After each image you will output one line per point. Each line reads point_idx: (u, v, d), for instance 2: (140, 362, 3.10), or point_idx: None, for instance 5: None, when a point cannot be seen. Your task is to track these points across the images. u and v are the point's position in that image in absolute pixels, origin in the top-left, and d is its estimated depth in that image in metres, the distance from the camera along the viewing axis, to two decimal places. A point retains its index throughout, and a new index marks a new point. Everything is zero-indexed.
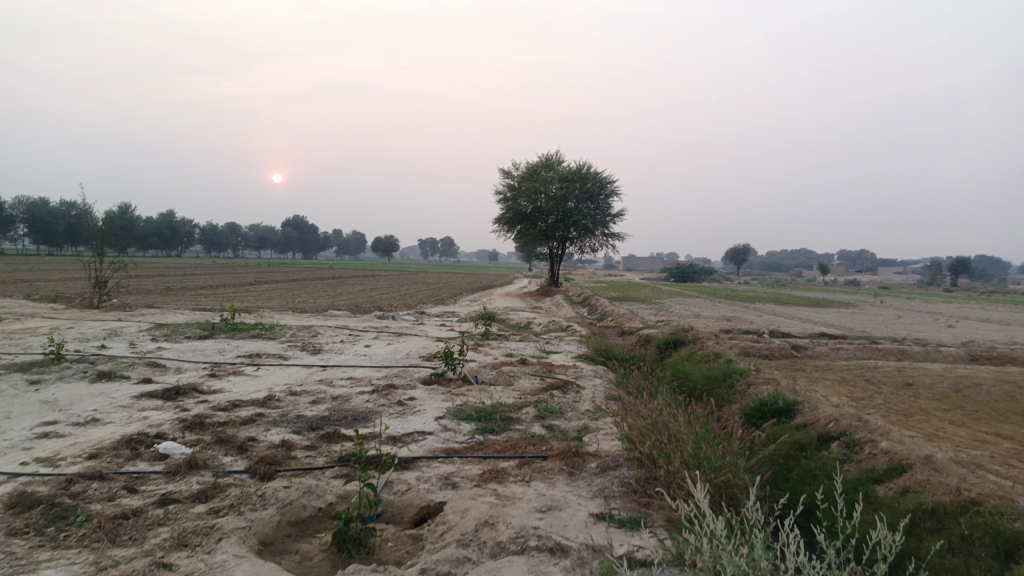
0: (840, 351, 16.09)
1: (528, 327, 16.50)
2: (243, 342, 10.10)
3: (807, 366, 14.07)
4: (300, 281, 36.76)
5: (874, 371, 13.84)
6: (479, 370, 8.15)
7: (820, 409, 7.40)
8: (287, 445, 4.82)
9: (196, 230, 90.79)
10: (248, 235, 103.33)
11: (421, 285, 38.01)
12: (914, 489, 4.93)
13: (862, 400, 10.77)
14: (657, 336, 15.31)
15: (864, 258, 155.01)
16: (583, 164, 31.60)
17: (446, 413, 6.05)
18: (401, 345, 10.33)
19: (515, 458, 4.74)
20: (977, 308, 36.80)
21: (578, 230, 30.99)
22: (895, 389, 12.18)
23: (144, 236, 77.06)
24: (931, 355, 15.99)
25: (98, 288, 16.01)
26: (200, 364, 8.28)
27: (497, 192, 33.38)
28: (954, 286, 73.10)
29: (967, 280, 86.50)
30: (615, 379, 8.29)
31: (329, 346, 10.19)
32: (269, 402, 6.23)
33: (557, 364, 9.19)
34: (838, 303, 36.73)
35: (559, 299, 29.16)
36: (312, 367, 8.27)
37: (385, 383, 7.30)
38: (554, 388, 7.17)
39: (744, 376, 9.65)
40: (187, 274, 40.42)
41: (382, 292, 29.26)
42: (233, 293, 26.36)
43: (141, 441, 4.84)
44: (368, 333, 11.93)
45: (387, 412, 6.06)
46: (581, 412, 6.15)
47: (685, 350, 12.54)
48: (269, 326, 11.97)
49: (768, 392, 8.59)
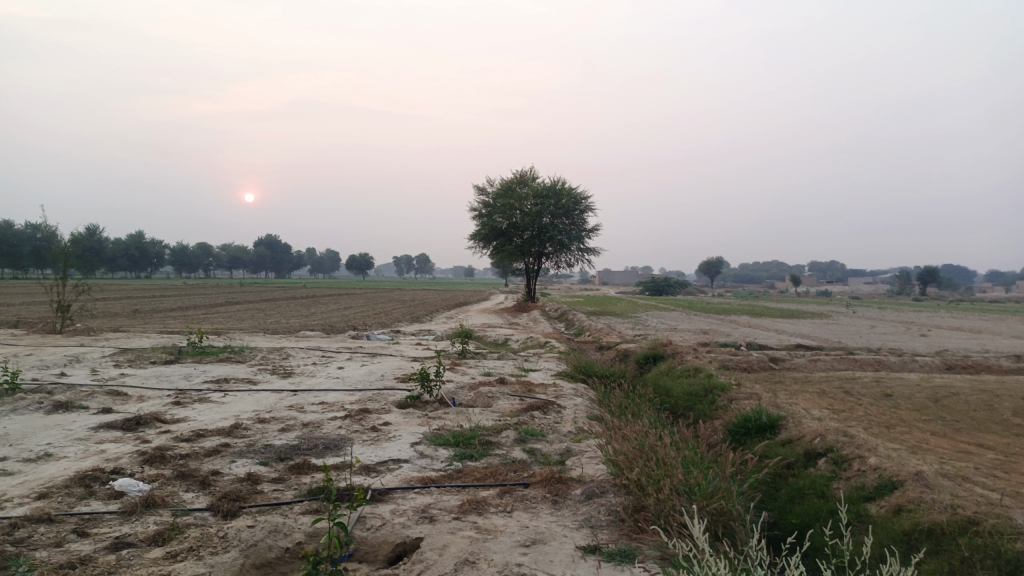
0: (817, 363, 16.10)
1: (505, 345, 16.28)
2: (211, 367, 9.75)
3: (786, 379, 14.01)
4: (272, 301, 36.18)
5: (852, 383, 13.83)
6: (456, 391, 7.91)
7: (805, 424, 7.27)
8: (253, 478, 4.55)
9: (166, 250, 89.37)
10: (220, 255, 102.03)
11: (397, 303, 37.63)
12: (908, 507, 4.80)
13: (843, 413, 10.70)
14: (636, 351, 15.17)
15: (835, 269, 157.38)
16: (557, 180, 31.60)
17: (423, 439, 5.81)
18: (375, 367, 10.05)
19: (496, 487, 4.51)
20: (946, 316, 37.34)
21: (553, 246, 30.92)
22: (874, 401, 12.15)
23: (113, 258, 75.59)
24: (907, 365, 16.06)
25: (61, 312, 15.50)
26: (165, 391, 7.94)
27: (472, 209, 33.22)
28: (923, 295, 74.29)
29: (935, 289, 88.06)
30: (596, 397, 8.10)
31: (301, 369, 9.87)
32: (235, 432, 5.94)
33: (536, 383, 8.98)
34: (812, 314, 37.06)
35: (536, 315, 28.99)
36: (282, 392, 7.97)
37: (358, 408, 7.04)
38: (533, 409, 6.95)
39: (726, 391, 9.51)
40: (157, 296, 39.58)
41: (356, 311, 28.84)
42: (203, 315, 25.81)
43: (96, 477, 4.53)
44: (341, 355, 11.62)
45: (360, 438, 5.80)
46: (562, 434, 5.94)
47: (665, 365, 12.41)
48: (238, 349, 11.60)
49: (751, 407, 8.46)
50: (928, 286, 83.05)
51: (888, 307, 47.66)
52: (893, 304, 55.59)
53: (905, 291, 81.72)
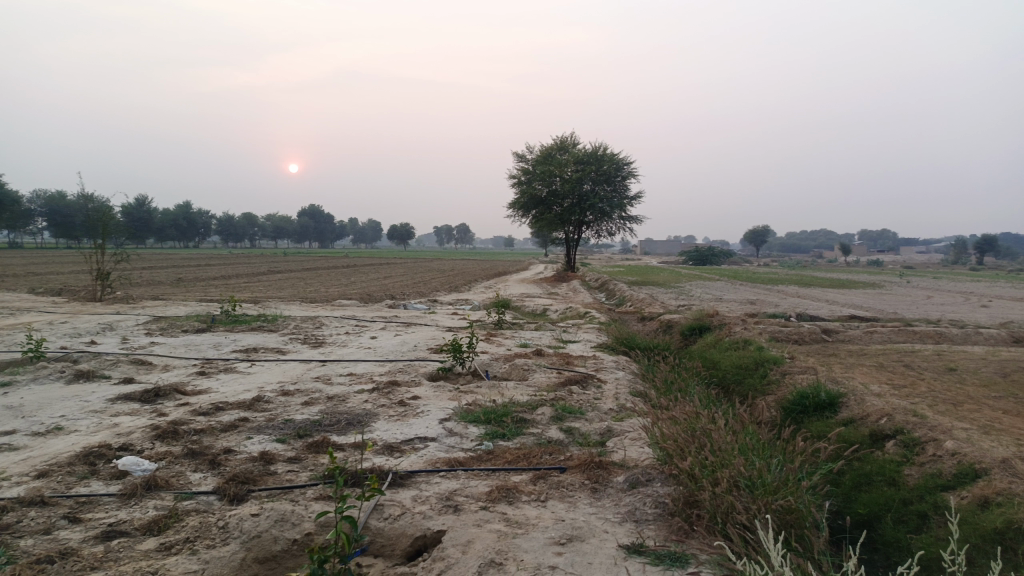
0: (873, 335, 15.28)
1: (544, 315, 15.84)
2: (242, 336, 9.52)
3: (840, 352, 13.28)
4: (313, 271, 36.30)
5: (912, 356, 13.04)
6: (490, 364, 7.49)
7: (868, 402, 6.67)
8: (267, 458, 4.22)
9: (213, 221, 90.89)
10: (265, 226, 103.51)
11: (437, 272, 37.43)
12: (996, 500, 4.23)
13: (905, 389, 10.00)
14: (680, 321, 14.58)
15: (886, 238, 152.60)
16: (598, 146, 30.75)
17: (452, 414, 5.41)
18: (408, 337, 9.68)
19: (529, 472, 4.08)
20: (1009, 287, 35.51)
21: (594, 214, 30.22)
22: (937, 376, 11.40)
23: (161, 228, 77.08)
24: (970, 337, 15.13)
25: (100, 280, 15.53)
26: (191, 361, 7.69)
27: (512, 176, 32.62)
28: (980, 264, 71.53)
29: (993, 259, 84.64)
30: (639, 371, 7.62)
31: (332, 338, 9.57)
32: (256, 405, 5.63)
33: (575, 355, 8.52)
34: (863, 284, 35.64)
35: (576, 285, 28.46)
36: (311, 362, 7.66)
37: (387, 380, 6.68)
38: (571, 383, 6.50)
39: (779, 365, 8.92)
40: (202, 265, 40.12)
41: (395, 280, 28.69)
42: (245, 283, 25.95)
43: (101, 454, 4.23)
44: (375, 324, 11.31)
45: (386, 413, 5.42)
46: (603, 411, 5.47)
47: (712, 337, 11.83)
48: (271, 318, 11.37)
49: (807, 383, 7.87)
50: (986, 255, 79.71)
51: (945, 277, 45.72)
52: (952, 274, 53.26)
53: (961, 261, 78.52)
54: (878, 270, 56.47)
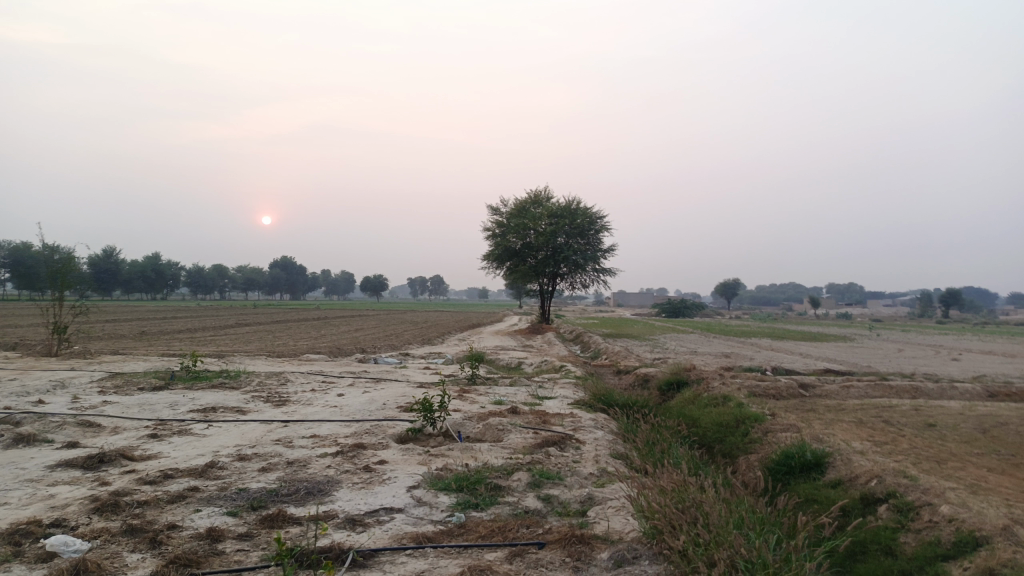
0: (850, 389, 15.17)
1: (518, 369, 15.50)
2: (202, 394, 9.04)
3: (818, 407, 13.10)
4: (282, 323, 35.63)
5: (890, 411, 12.89)
6: (463, 424, 7.14)
7: (857, 463, 6.42)
8: (214, 536, 3.82)
9: (182, 273, 89.59)
10: (236, 277, 102.34)
11: (410, 325, 36.98)
12: (1003, 572, 3.96)
13: (888, 446, 9.79)
14: (657, 376, 14.33)
15: (853, 292, 155.45)
16: (572, 200, 30.96)
17: (421, 482, 5.04)
18: (378, 394, 9.28)
19: (504, 548, 3.73)
20: (976, 339, 35.98)
21: (568, 267, 30.21)
22: (918, 431, 11.23)
23: (128, 279, 75.67)
24: (946, 391, 15.07)
25: (57, 334, 14.89)
26: (143, 422, 7.22)
27: (486, 229, 32.59)
28: (946, 317, 72.85)
29: (957, 312, 86.35)
30: (618, 431, 7.31)
31: (297, 396, 9.14)
32: (209, 472, 5.21)
33: (551, 413, 8.20)
34: (835, 337, 35.87)
35: (550, 337, 28.20)
36: (273, 423, 7.24)
37: (353, 442, 6.29)
38: (548, 445, 6.17)
39: (760, 423, 8.67)
40: (169, 317, 39.23)
41: (367, 333, 28.20)
42: (212, 337, 25.28)
43: (28, 531, 3.78)
44: (343, 381, 10.88)
45: (349, 481, 5.04)
46: (583, 476, 5.15)
47: (690, 392, 11.59)
48: (234, 374, 10.89)
49: (790, 441, 7.62)
50: (951, 309, 81.33)
51: (914, 330, 46.30)
52: (919, 326, 54.01)
53: (927, 313, 79.99)
54: (848, 323, 57.14)
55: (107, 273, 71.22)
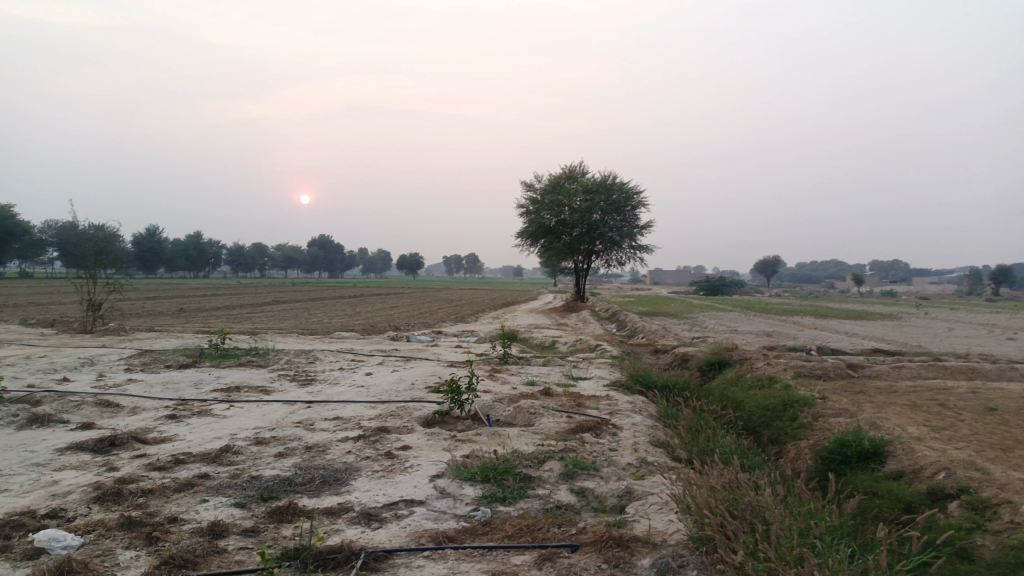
0: (901, 370, 14.44)
1: (552, 348, 15.10)
2: (226, 373, 8.80)
3: (868, 389, 12.47)
4: (317, 301, 35.75)
5: (946, 394, 12.19)
6: (493, 406, 6.76)
7: (920, 454, 5.90)
8: (217, 531, 3.51)
9: (222, 251, 90.97)
10: (275, 255, 103.69)
11: (445, 302, 36.81)
12: None
13: (947, 431, 9.17)
14: (697, 355, 13.79)
15: (898, 269, 151.31)
16: (608, 175, 30.26)
17: (445, 470, 4.68)
18: (406, 374, 8.95)
19: (533, 551, 3.34)
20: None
21: (604, 243, 29.60)
22: (977, 416, 10.56)
23: (171, 258, 77.01)
24: (1005, 372, 14.25)
25: (90, 312, 14.89)
26: (164, 402, 7.00)
27: (520, 205, 32.11)
28: (998, 295, 70.45)
29: (1009, 289, 83.25)
30: (658, 415, 6.87)
31: (324, 375, 8.86)
32: (221, 458, 4.92)
33: (587, 395, 7.78)
34: (880, 315, 34.72)
35: (585, 315, 27.73)
36: (296, 404, 6.95)
37: (376, 426, 5.95)
38: (583, 431, 5.76)
39: (810, 407, 8.14)
40: (207, 295, 39.76)
41: (400, 310, 28.08)
42: (247, 314, 25.34)
43: (19, 524, 3.51)
44: (372, 359, 10.60)
45: (369, 469, 4.71)
46: (621, 467, 4.73)
47: (732, 373, 11.06)
48: (262, 352, 10.68)
49: (845, 428, 7.09)
50: (1002, 287, 78.43)
51: (963, 308, 44.53)
52: (970, 304, 52.08)
53: (976, 291, 77.29)
54: (892, 301, 55.52)
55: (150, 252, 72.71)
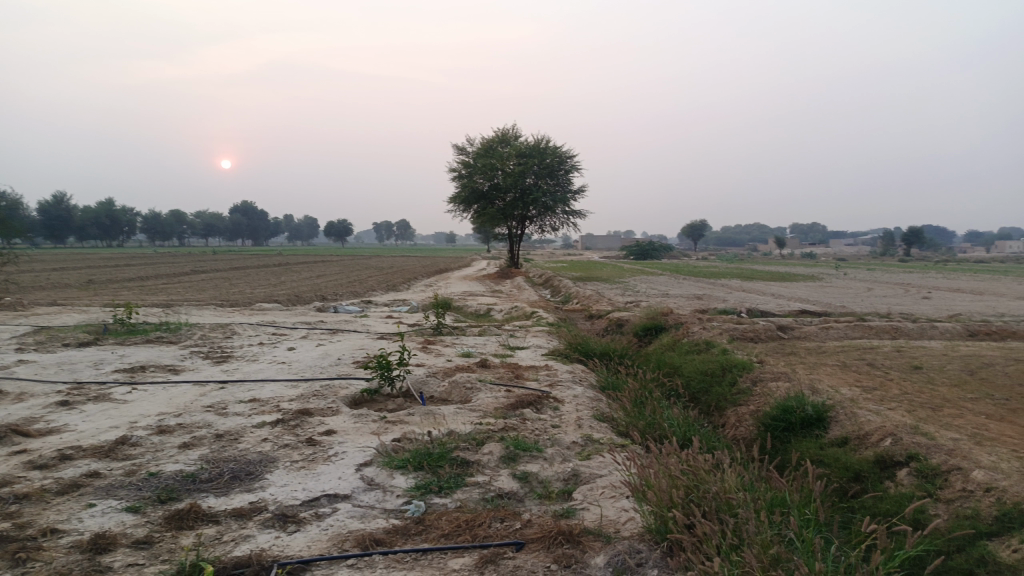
0: (829, 330, 14.72)
1: (487, 316, 14.70)
2: (132, 351, 8.04)
3: (799, 351, 12.61)
4: (240, 270, 34.26)
5: (872, 354, 12.45)
6: (426, 382, 6.33)
7: (864, 419, 5.79)
8: (101, 546, 2.98)
9: (138, 219, 86.60)
10: (195, 223, 99.54)
11: (376, 270, 35.91)
12: None
13: (877, 392, 9.27)
14: (632, 320, 13.64)
15: (816, 232, 157.37)
16: (540, 138, 29.82)
17: (374, 458, 4.23)
18: (332, 348, 8.40)
19: (473, 552, 2.95)
20: (942, 277, 36.07)
21: (537, 208, 29.30)
22: (904, 375, 10.75)
23: (81, 227, 72.71)
24: (925, 331, 14.71)
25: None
26: (56, 386, 6.26)
27: (452, 170, 31.40)
28: (909, 256, 74.09)
29: (918, 250, 87.57)
30: (599, 386, 6.58)
31: (242, 351, 8.21)
32: (116, 452, 4.32)
33: (525, 366, 7.44)
34: (803, 277, 35.71)
35: (519, 281, 27.46)
36: (208, 385, 6.32)
37: (297, 408, 5.43)
38: (523, 407, 5.40)
39: (749, 372, 8.03)
40: (120, 265, 37.56)
41: (328, 279, 27.12)
42: (164, 285, 23.98)
43: None
44: (296, 332, 9.95)
45: (288, 459, 4.21)
46: (565, 447, 4.39)
47: (669, 337, 10.95)
48: (174, 327, 9.87)
49: (786, 393, 6.98)
50: (912, 248, 82.35)
51: (878, 269, 46.39)
52: (885, 265, 54.25)
53: (888, 253, 80.84)
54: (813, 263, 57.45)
55: (58, 220, 68.33)
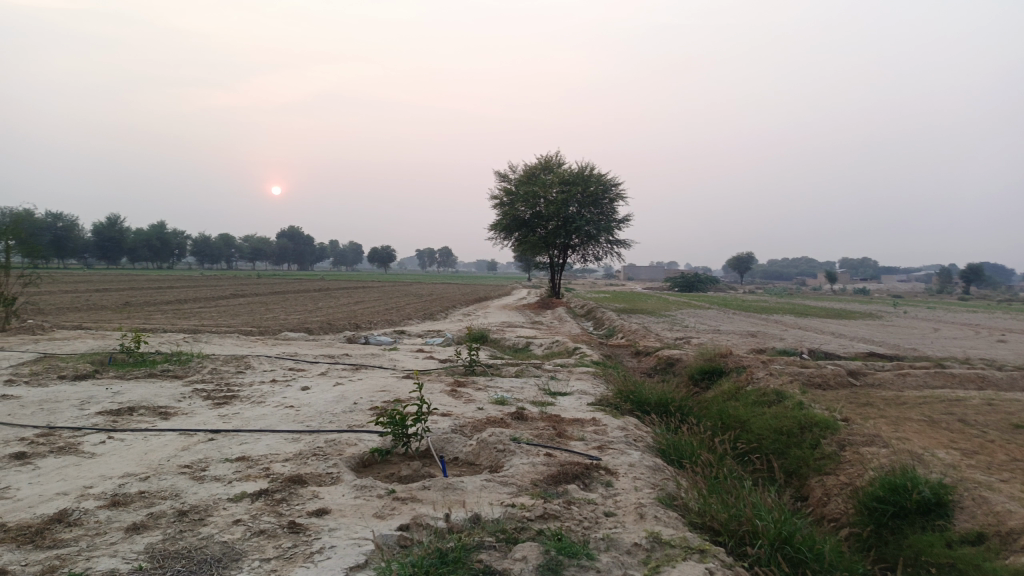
0: (905, 377, 13.24)
1: (526, 352, 13.63)
2: (128, 388, 7.17)
3: (875, 402, 11.20)
4: (278, 294, 33.98)
5: (960, 407, 10.98)
6: (450, 441, 5.30)
7: (1002, 509, 4.55)
8: None
9: (188, 242, 88.14)
10: (243, 247, 101.24)
11: (416, 297, 35.03)
12: None
13: (981, 456, 7.87)
14: (685, 360, 12.40)
15: (867, 267, 152.95)
16: (585, 166, 28.87)
17: (369, 560, 3.18)
18: (349, 389, 7.43)
19: None
20: (1013, 318, 33.75)
21: (581, 237, 28.26)
22: (1005, 435, 9.27)
23: (133, 248, 74.04)
24: (1016, 381, 13.09)
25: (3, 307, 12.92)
26: (23, 432, 5.37)
27: (494, 197, 30.63)
28: (969, 294, 70.78)
29: (979, 287, 83.56)
30: (659, 454, 5.44)
31: (249, 391, 7.29)
32: (44, 538, 3.34)
33: (569, 419, 6.36)
34: (861, 314, 33.78)
35: (560, 313, 26.32)
36: (195, 436, 5.36)
37: (289, 472, 4.43)
38: (567, 483, 4.32)
39: (833, 432, 6.80)
40: (162, 287, 37.48)
41: (364, 306, 26.41)
42: (198, 309, 23.43)
43: None
44: (315, 368, 9.01)
45: (257, 557, 3.19)
46: (625, 553, 3.28)
47: (729, 383, 9.74)
48: (184, 359, 9.02)
49: (887, 464, 5.73)
50: (972, 286, 78.49)
51: (939, 308, 43.87)
52: (945, 303, 51.51)
53: (946, 290, 77.27)
54: (869, 299, 54.93)
55: (111, 241, 69.86)
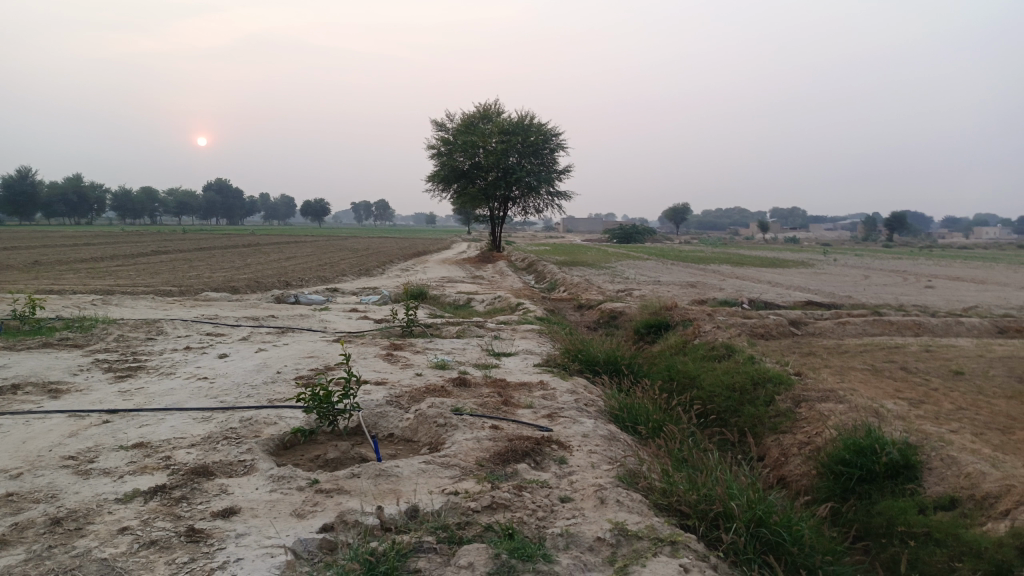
0: (845, 325, 13.27)
1: (467, 308, 13.11)
2: (15, 361, 6.30)
3: (818, 351, 11.14)
4: (205, 251, 32.39)
5: (900, 354, 11.01)
6: (383, 416, 4.75)
7: (975, 470, 4.30)
8: None
9: (108, 196, 83.41)
10: (168, 201, 96.68)
11: (352, 252, 33.95)
12: None
13: (928, 405, 7.78)
14: (629, 313, 12.09)
15: (796, 215, 157.35)
16: (525, 115, 28.06)
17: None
18: (272, 356, 6.76)
19: None
20: (937, 264, 34.92)
21: (520, 189, 27.63)
22: (946, 382, 9.27)
23: (47, 203, 69.57)
24: (950, 327, 13.27)
25: None
26: None
27: (431, 147, 29.58)
28: (893, 241, 73.37)
29: (902, 235, 86.84)
30: (612, 423, 5.02)
31: (158, 361, 6.54)
32: None
33: (514, 383, 5.88)
34: (795, 262, 34.43)
35: (500, 267, 25.79)
36: (87, 419, 4.64)
37: (194, 461, 3.80)
38: (516, 462, 3.84)
39: (787, 388, 6.54)
40: (79, 244, 35.16)
41: (296, 262, 25.27)
42: (115, 268, 21.91)
43: None
44: (236, 332, 8.27)
45: None
46: (587, 553, 2.82)
47: (676, 337, 9.46)
48: (88, 325, 8.12)
49: (848, 421, 5.47)
50: (895, 234, 81.37)
51: (864, 254, 45.17)
52: (868, 251, 53.04)
53: (871, 237, 79.94)
54: (799, 248, 56.34)
55: (22, 196, 65.41)
